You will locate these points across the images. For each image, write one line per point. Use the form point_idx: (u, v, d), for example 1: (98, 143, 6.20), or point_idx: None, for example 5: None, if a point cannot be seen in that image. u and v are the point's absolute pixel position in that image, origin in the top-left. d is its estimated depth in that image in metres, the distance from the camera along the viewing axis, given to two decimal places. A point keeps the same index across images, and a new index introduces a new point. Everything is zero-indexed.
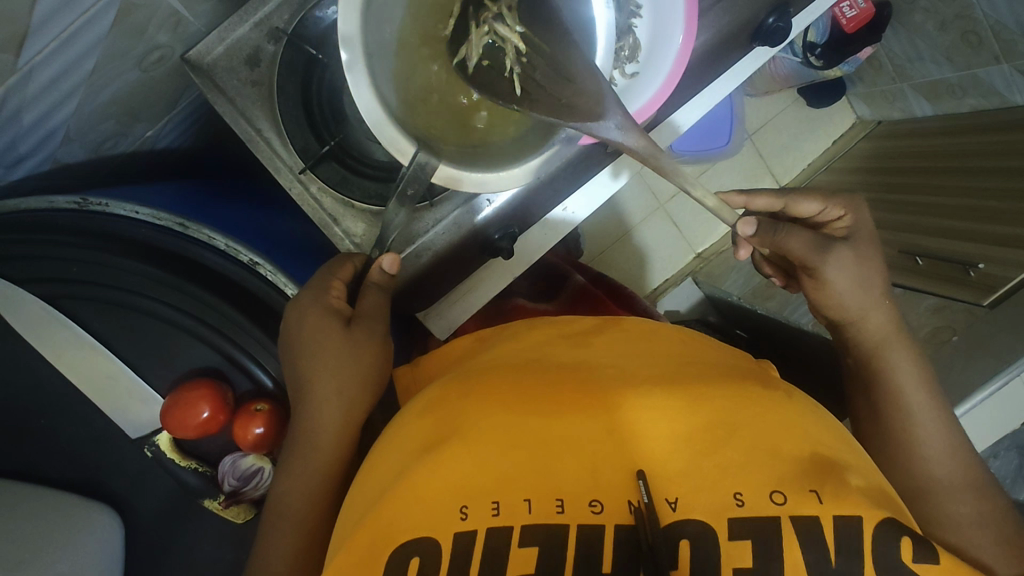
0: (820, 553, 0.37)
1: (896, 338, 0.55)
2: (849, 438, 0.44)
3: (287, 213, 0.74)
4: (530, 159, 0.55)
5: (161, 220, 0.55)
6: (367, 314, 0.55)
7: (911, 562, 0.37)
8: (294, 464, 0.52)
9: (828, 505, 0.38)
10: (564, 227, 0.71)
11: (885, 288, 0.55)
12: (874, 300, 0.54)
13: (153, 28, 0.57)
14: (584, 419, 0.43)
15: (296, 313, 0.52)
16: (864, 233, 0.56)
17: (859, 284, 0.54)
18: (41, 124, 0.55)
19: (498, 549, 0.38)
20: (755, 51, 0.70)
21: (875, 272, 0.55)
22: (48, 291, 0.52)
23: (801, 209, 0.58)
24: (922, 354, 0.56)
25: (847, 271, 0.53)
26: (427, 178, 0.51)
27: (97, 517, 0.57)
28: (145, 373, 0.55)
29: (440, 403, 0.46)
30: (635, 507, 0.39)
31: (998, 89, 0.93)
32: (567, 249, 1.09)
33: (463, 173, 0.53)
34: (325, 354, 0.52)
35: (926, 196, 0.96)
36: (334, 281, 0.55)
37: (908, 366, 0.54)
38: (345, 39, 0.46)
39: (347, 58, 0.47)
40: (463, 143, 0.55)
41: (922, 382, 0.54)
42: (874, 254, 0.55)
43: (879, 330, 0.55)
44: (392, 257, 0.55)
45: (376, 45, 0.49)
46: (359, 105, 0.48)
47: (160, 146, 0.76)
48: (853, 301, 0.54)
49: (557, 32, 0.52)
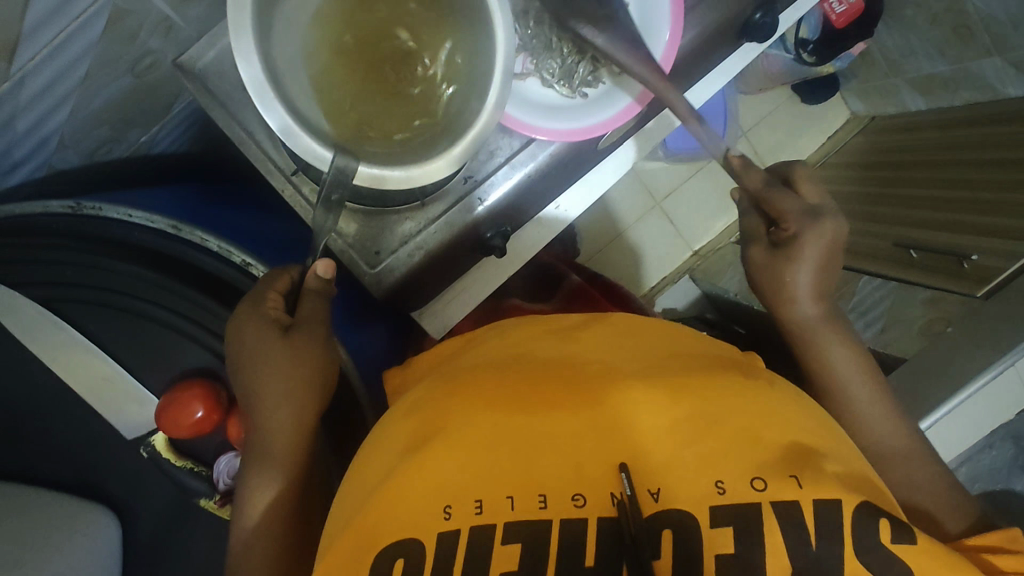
0: (801, 536, 0.38)
1: (824, 325, 0.57)
2: (830, 422, 0.45)
3: (281, 215, 0.75)
4: (453, 148, 0.49)
5: (154, 223, 0.55)
6: (306, 319, 0.52)
7: (889, 544, 0.38)
8: (278, 461, 0.51)
9: (806, 489, 0.39)
10: (557, 225, 0.72)
11: (823, 287, 0.57)
12: (800, 301, 0.57)
13: (145, 33, 0.57)
14: (568, 413, 0.44)
15: (235, 328, 0.51)
16: (809, 243, 0.55)
17: (790, 283, 0.57)
18: (36, 130, 0.56)
19: (483, 544, 0.39)
20: (743, 47, 0.72)
21: (804, 275, 0.56)
22: (45, 295, 0.53)
23: (783, 202, 0.57)
24: (850, 331, 0.58)
25: (775, 272, 0.57)
26: (351, 182, 0.49)
27: (95, 518, 0.57)
28: (140, 374, 0.56)
29: (423, 402, 0.47)
30: (617, 499, 0.40)
31: (990, 81, 0.94)
32: (563, 247, 1.10)
33: (387, 172, 0.49)
34: (270, 361, 0.50)
35: (919, 188, 0.96)
36: (269, 292, 0.52)
37: (840, 350, 0.57)
38: (248, 72, 0.44)
39: (253, 80, 0.44)
40: (392, 144, 0.53)
41: (858, 362, 0.57)
42: (817, 258, 0.56)
43: (806, 321, 0.57)
44: (326, 262, 0.53)
45: (286, 66, 0.49)
46: (273, 125, 0.45)
47: (155, 151, 0.77)
48: (783, 299, 0.58)
49: (469, 47, 0.53)
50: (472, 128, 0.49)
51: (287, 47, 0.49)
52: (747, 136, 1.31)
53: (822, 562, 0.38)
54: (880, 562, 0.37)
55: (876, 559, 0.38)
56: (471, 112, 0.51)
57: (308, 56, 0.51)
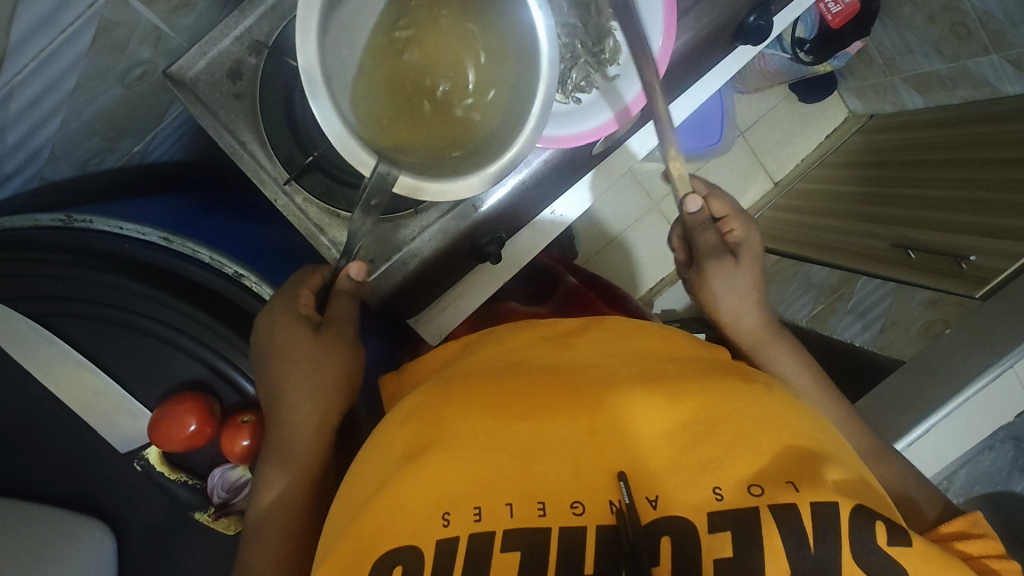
0: (799, 539, 0.38)
1: (769, 337, 0.64)
2: (825, 421, 0.45)
3: (275, 223, 0.75)
4: (488, 168, 0.51)
5: (146, 235, 0.55)
6: (337, 319, 0.54)
7: (886, 546, 0.37)
8: (286, 466, 0.52)
9: (804, 493, 0.38)
10: (553, 229, 0.71)
11: (761, 296, 0.64)
12: (745, 303, 0.63)
13: (135, 43, 0.57)
14: (568, 420, 0.43)
15: (266, 319, 0.52)
16: (746, 247, 0.63)
17: (734, 292, 0.62)
18: (26, 142, 0.55)
19: (480, 553, 0.38)
20: (739, 49, 0.71)
21: (747, 281, 0.63)
22: (36, 309, 0.53)
23: (714, 207, 0.63)
24: (796, 344, 0.65)
25: (727, 281, 0.62)
26: (390, 189, 0.50)
27: (87, 533, 0.57)
28: (133, 388, 0.56)
29: (422, 410, 0.46)
30: (616, 507, 0.40)
31: (988, 79, 0.94)
32: (561, 250, 1.09)
33: (425, 182, 0.50)
34: (300, 359, 0.52)
35: (914, 189, 0.96)
36: (302, 289, 0.54)
37: (784, 352, 0.63)
38: (302, 62, 0.44)
39: (308, 81, 0.45)
40: (426, 154, 0.53)
41: (801, 363, 0.63)
42: (755, 265, 0.63)
43: (753, 331, 0.64)
44: (360, 266, 0.54)
45: (334, 64, 0.48)
46: (323, 125, 0.46)
47: (150, 160, 0.77)
48: (731, 304, 0.63)
49: (512, 57, 0.53)
50: (510, 149, 0.51)
51: (337, 46, 0.48)
52: (745, 135, 1.30)
53: (820, 564, 0.37)
54: (878, 565, 0.37)
55: (874, 561, 0.37)
56: (512, 129, 0.53)
57: (360, 56, 0.51)
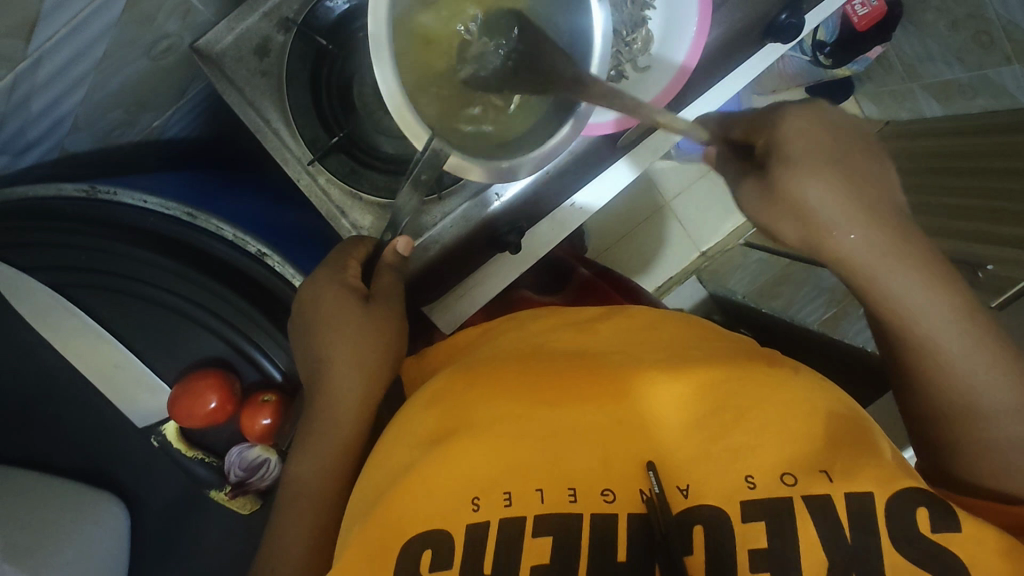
0: (835, 528, 0.37)
1: (881, 262, 0.44)
2: (864, 422, 0.43)
3: (294, 203, 0.74)
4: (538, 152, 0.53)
5: (170, 209, 0.55)
6: (385, 291, 0.54)
7: (930, 534, 0.37)
8: (316, 445, 0.51)
9: (838, 484, 0.38)
10: (575, 219, 0.69)
11: (853, 193, 0.43)
12: (823, 202, 0.42)
13: (163, 16, 0.56)
14: (596, 406, 0.43)
15: (311, 289, 0.52)
16: (793, 142, 0.43)
17: (801, 214, 0.43)
18: (49, 112, 0.55)
19: (513, 537, 0.38)
20: (767, 47, 0.69)
21: (814, 194, 0.42)
22: (57, 278, 0.52)
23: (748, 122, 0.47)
24: (929, 260, 0.44)
25: (784, 206, 0.44)
26: (441, 166, 0.47)
27: (101, 507, 0.57)
28: (154, 364, 0.56)
29: (447, 391, 0.46)
30: (646, 497, 0.39)
31: (1009, 89, 0.93)
32: (574, 245, 1.08)
33: (472, 163, 0.49)
34: (322, 340, 0.51)
35: (935, 196, 0.94)
36: (350, 260, 0.54)
37: (905, 279, 0.44)
38: (372, 27, 0.43)
39: (374, 35, 0.43)
40: (471, 138, 0.52)
41: (926, 289, 0.44)
42: (827, 165, 0.43)
43: (851, 259, 0.44)
44: (406, 240, 0.54)
45: (399, 25, 0.46)
46: (382, 84, 0.43)
47: (167, 136, 0.76)
48: (811, 222, 0.43)
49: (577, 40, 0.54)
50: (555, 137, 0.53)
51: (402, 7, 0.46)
52: None
53: (859, 554, 0.36)
54: (922, 554, 0.36)
55: (919, 548, 0.36)
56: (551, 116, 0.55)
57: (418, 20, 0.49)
